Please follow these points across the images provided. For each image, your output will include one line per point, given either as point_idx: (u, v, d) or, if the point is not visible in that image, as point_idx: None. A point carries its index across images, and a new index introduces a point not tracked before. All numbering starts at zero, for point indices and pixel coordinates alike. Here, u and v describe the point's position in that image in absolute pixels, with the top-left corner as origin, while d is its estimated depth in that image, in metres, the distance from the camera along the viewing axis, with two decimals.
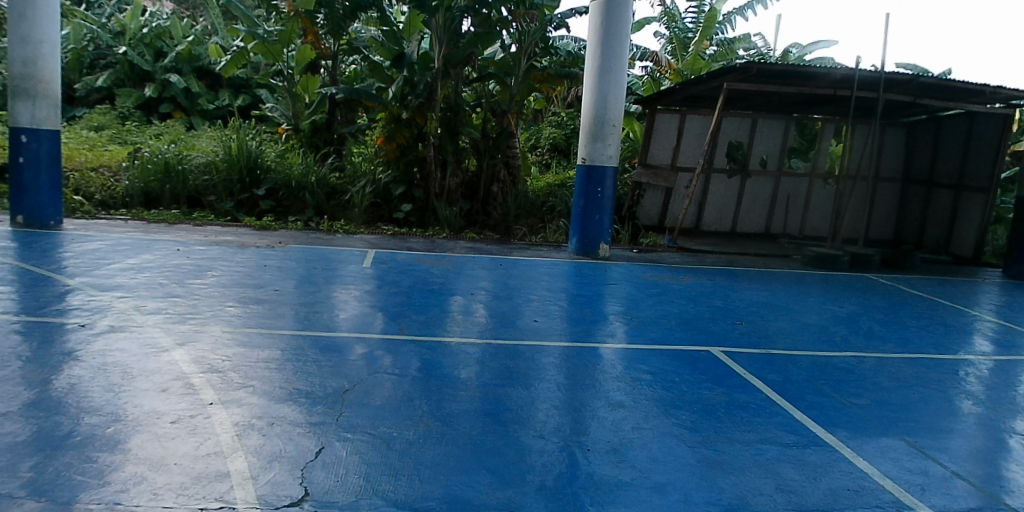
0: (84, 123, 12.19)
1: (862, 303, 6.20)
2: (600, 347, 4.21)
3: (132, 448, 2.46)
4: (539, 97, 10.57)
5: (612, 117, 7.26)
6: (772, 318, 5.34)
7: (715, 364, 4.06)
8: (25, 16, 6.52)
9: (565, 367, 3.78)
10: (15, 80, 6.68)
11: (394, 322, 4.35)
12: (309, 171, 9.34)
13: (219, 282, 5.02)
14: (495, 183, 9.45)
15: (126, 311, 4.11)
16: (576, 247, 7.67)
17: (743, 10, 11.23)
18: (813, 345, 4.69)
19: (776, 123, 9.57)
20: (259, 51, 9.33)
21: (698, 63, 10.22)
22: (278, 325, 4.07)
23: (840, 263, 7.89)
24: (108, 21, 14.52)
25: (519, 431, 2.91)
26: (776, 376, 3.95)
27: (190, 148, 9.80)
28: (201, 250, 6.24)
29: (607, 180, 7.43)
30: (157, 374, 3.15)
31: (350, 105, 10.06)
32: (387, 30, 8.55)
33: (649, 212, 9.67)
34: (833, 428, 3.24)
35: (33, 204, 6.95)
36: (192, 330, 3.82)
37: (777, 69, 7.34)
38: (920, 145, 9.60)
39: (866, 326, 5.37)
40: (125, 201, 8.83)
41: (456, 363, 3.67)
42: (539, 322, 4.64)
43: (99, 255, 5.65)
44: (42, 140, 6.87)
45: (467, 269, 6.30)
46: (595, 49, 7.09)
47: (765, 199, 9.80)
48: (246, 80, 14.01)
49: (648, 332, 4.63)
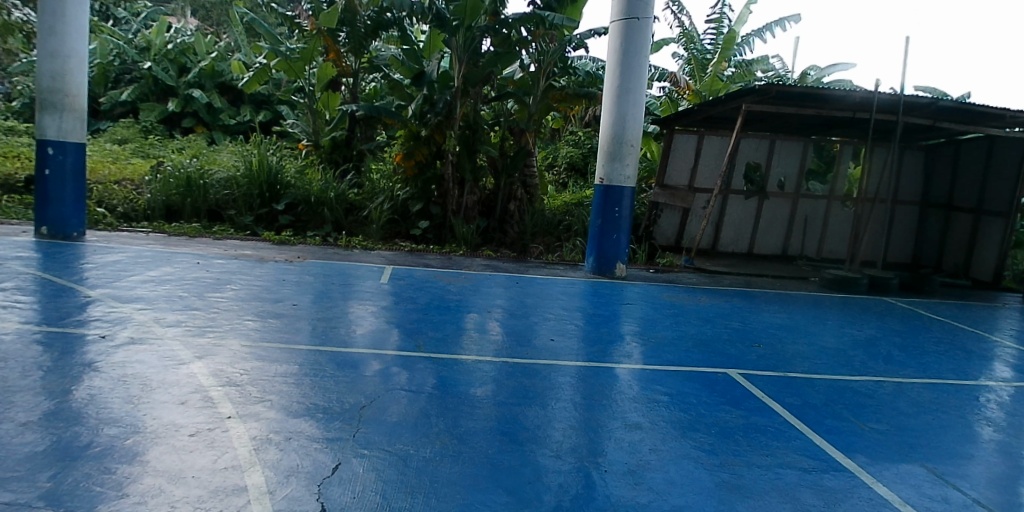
0: (108, 137, 12.46)
1: (880, 327, 6.11)
2: (616, 367, 4.16)
3: (150, 459, 2.46)
4: (557, 116, 10.75)
5: (630, 137, 7.25)
6: (790, 341, 5.26)
7: (733, 386, 4.00)
8: (55, 31, 6.65)
9: (580, 387, 3.75)
10: (43, 93, 6.80)
11: (410, 339, 4.34)
12: (328, 188, 9.44)
13: (238, 296, 5.04)
14: (512, 201, 9.46)
15: (145, 322, 4.14)
16: (592, 266, 7.62)
17: (761, 32, 11.30)
18: (832, 369, 4.62)
19: (795, 145, 9.55)
20: (281, 68, 9.52)
21: (716, 84, 10.32)
22: (294, 340, 4.07)
23: (858, 286, 7.80)
24: (134, 36, 14.87)
25: (535, 450, 2.88)
26: (794, 400, 3.89)
27: (211, 162, 9.92)
28: (221, 263, 6.30)
29: (625, 200, 7.40)
30: (177, 385, 3.17)
31: (369, 123, 10.16)
32: (407, 49, 8.74)
33: (666, 231, 9.64)
34: (853, 454, 3.18)
35: (57, 216, 7.05)
36: (211, 343, 3.82)
37: (796, 91, 7.36)
38: (939, 168, 9.55)
39: (885, 351, 5.29)
40: (147, 213, 8.93)
41: (471, 381, 3.64)
42: (555, 341, 4.62)
43: (121, 266, 5.72)
44: (68, 153, 6.97)
45: (484, 287, 6.28)
46: (615, 70, 7.12)
47: (782, 220, 9.75)
48: (267, 96, 14.24)
49: (665, 354, 4.57)
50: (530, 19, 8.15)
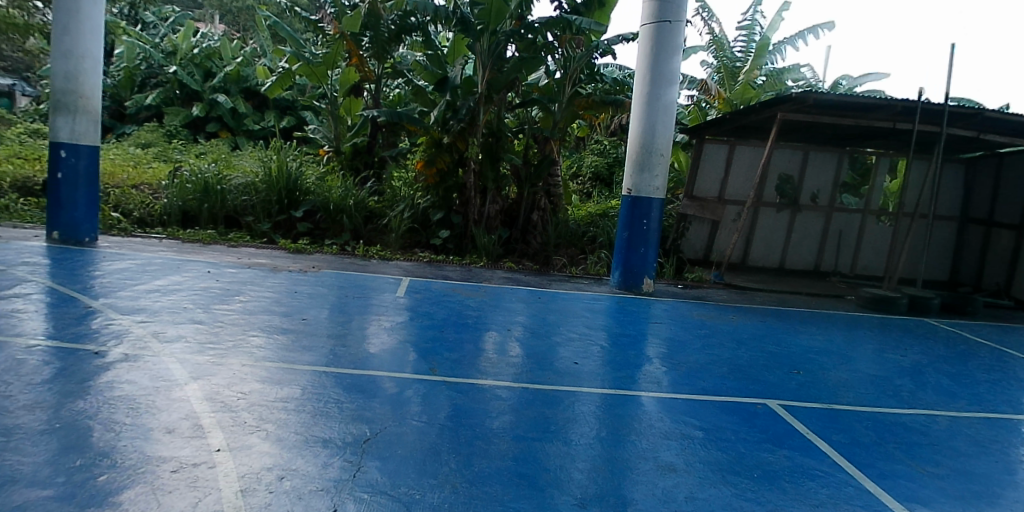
0: (132, 141, 12.47)
1: (927, 352, 5.66)
2: (644, 396, 3.82)
3: (124, 502, 2.21)
4: (582, 123, 10.43)
5: (660, 146, 6.91)
6: (832, 367, 4.85)
7: (775, 420, 3.62)
8: (69, 30, 6.53)
9: (606, 419, 3.42)
10: (57, 94, 6.67)
11: (424, 360, 4.04)
12: (348, 194, 9.21)
13: (246, 309, 4.81)
14: (536, 211, 9.17)
15: (144, 337, 3.91)
16: (618, 281, 7.28)
17: (794, 39, 10.91)
18: (881, 401, 4.22)
19: (829, 156, 9.14)
20: (303, 73, 9.42)
21: (748, 91, 10.02)
22: (300, 359, 3.79)
23: (899, 306, 7.33)
24: (161, 40, 14.93)
25: (556, 497, 2.57)
26: (841, 437, 3.49)
27: (230, 167, 9.77)
28: (232, 272, 6.10)
29: (654, 212, 7.05)
30: (168, 410, 2.92)
31: (392, 128, 9.90)
32: (431, 53, 8.56)
33: (694, 245, 9.24)
34: (915, 506, 2.82)
35: (69, 220, 6.91)
36: (210, 362, 3.56)
37: (834, 99, 6.99)
38: (981, 182, 9.06)
39: (936, 379, 4.86)
40: (163, 219, 8.81)
41: (488, 410, 3.34)
42: (579, 365, 4.29)
43: (129, 274, 5.53)
44: (81, 156, 6.84)
45: (504, 302, 5.99)
46: (644, 75, 6.80)
47: (816, 234, 9.32)
48: (291, 101, 14.17)
49: (699, 380, 4.20)
50: (557, 24, 7.90)
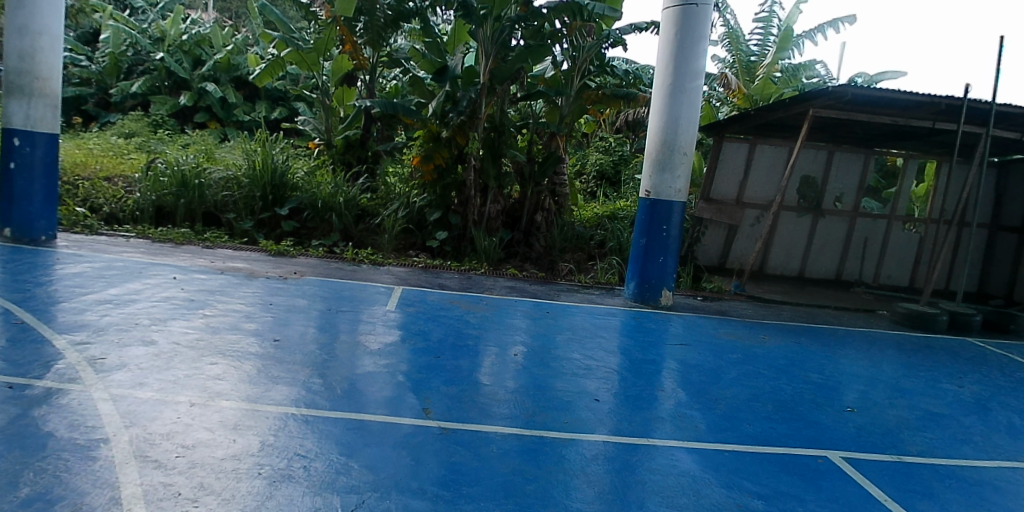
0: (115, 130, 11.74)
1: (983, 381, 5.01)
2: (679, 447, 3.16)
3: None
4: (589, 119, 9.71)
5: (683, 144, 6.26)
6: (885, 403, 4.20)
7: (843, 481, 2.97)
8: (23, 3, 5.83)
9: (638, 483, 2.76)
10: (10, 75, 5.99)
11: (416, 396, 3.38)
12: (338, 191, 8.55)
13: (209, 326, 4.14)
14: (540, 212, 8.52)
15: (77, 364, 3.24)
16: (633, 292, 6.64)
17: (812, 33, 10.26)
18: (954, 447, 3.57)
19: (855, 158, 8.50)
20: (292, 59, 8.79)
21: (769, 86, 9.31)
22: (265, 395, 3.13)
23: (936, 323, 6.69)
24: (150, 26, 14.20)
25: None
26: (926, 505, 2.84)
27: (212, 160, 9.08)
28: (202, 278, 5.42)
29: (674, 217, 6.40)
30: (80, 476, 2.26)
31: (388, 121, 9.21)
32: (430, 41, 7.86)
33: (710, 251, 8.60)
34: None
35: (23, 215, 6.23)
36: (153, 401, 2.90)
37: (874, 94, 6.33)
38: (1014, 188, 8.42)
39: (1004, 416, 4.21)
40: (136, 215, 8.12)
41: (494, 473, 2.67)
42: (599, 403, 3.63)
43: (81, 281, 4.85)
44: (37, 145, 6.17)
45: (507, 318, 5.33)
46: (666, 65, 6.14)
47: (838, 241, 8.67)
48: (284, 92, 13.54)
49: (741, 422, 3.56)
50: (567, 9, 7.15)
